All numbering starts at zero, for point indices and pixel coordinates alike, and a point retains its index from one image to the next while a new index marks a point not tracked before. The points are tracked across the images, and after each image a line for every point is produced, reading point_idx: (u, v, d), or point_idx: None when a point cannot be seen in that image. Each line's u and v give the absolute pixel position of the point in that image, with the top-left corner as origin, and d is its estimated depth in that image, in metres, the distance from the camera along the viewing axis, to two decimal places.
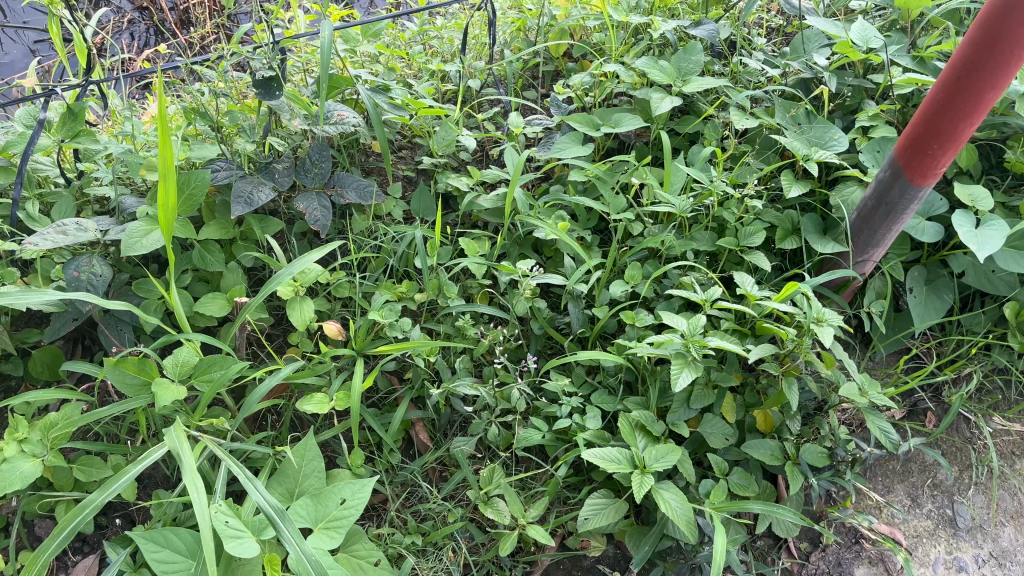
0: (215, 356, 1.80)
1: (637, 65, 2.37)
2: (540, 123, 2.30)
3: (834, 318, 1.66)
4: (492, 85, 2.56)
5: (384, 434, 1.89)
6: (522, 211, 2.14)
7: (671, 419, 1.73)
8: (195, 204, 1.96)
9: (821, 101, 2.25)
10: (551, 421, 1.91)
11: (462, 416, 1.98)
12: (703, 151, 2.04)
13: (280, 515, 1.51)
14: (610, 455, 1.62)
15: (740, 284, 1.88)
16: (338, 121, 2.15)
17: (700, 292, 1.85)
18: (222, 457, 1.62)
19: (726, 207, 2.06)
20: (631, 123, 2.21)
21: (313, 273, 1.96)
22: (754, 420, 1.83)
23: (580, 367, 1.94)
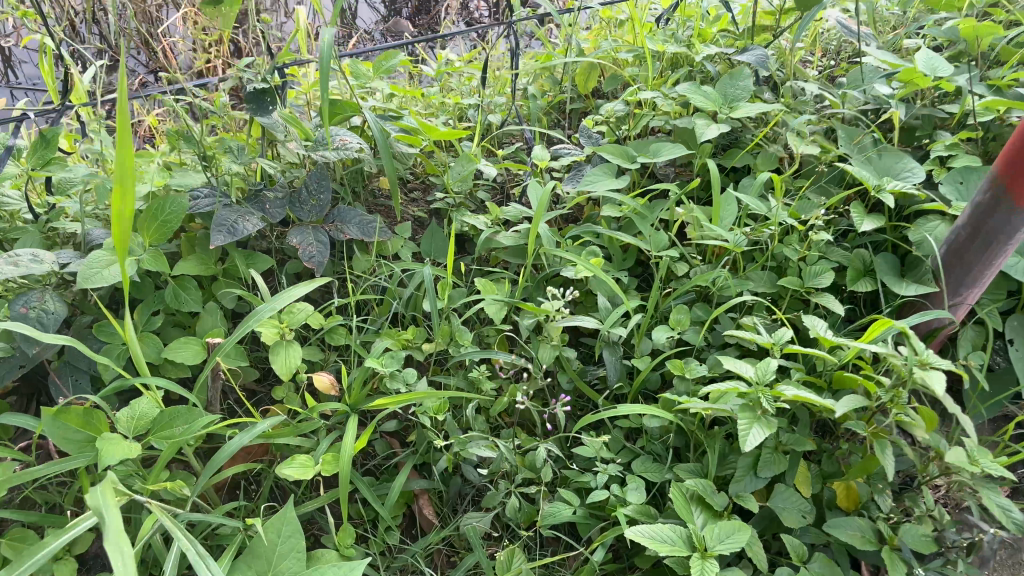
0: (179, 408, 1.50)
1: (677, 94, 2.12)
2: (568, 154, 2.04)
3: (940, 361, 1.32)
4: (514, 120, 2.31)
5: (380, 508, 1.56)
6: (548, 248, 1.85)
7: (735, 489, 1.39)
8: (169, 232, 1.69)
9: (890, 130, 1.98)
10: (583, 493, 1.57)
11: (475, 487, 1.66)
12: (760, 177, 1.75)
13: None
14: (661, 534, 1.28)
15: (812, 328, 1.56)
16: (341, 147, 1.88)
17: (765, 335, 1.54)
18: (172, 530, 1.30)
19: (786, 243, 1.77)
20: (672, 152, 1.94)
21: (303, 313, 1.67)
22: (834, 495, 1.49)
23: (618, 428, 1.61)
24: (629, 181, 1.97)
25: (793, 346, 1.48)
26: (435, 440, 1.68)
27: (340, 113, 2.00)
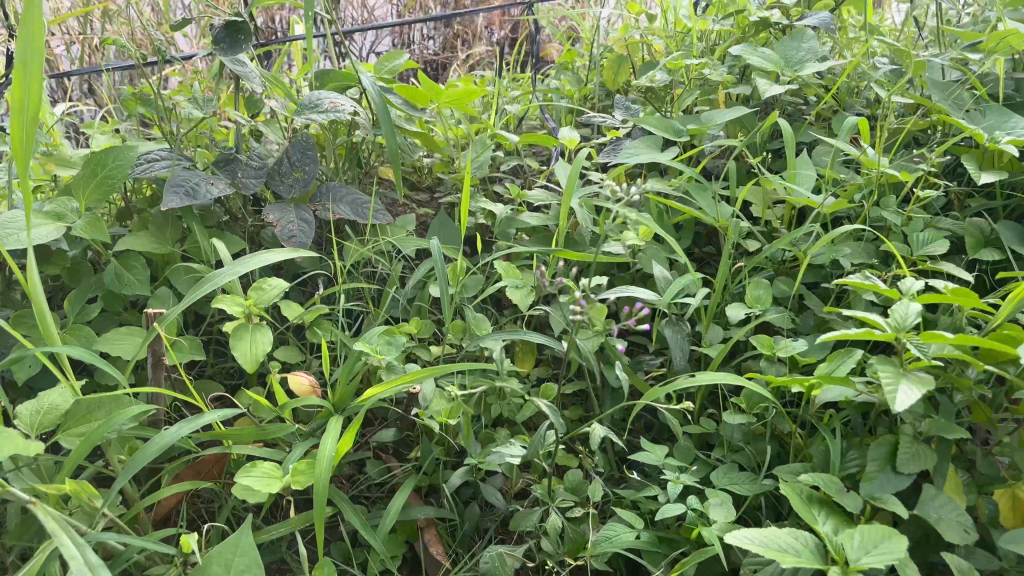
0: (101, 396, 1.12)
1: (727, 66, 1.81)
2: (602, 123, 1.72)
3: None
4: (535, 111, 2.00)
5: (372, 538, 1.15)
6: (585, 224, 1.49)
7: (872, 490, 0.98)
8: (111, 191, 1.35)
9: (988, 90, 1.65)
10: (647, 516, 1.16)
11: (499, 517, 1.25)
12: (848, 122, 1.43)
13: None
14: (778, 541, 0.86)
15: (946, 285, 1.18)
16: (330, 109, 1.55)
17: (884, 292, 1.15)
18: (53, 534, 0.87)
19: (885, 204, 1.41)
20: (731, 114, 1.61)
21: (277, 288, 1.30)
22: (999, 507, 1.07)
23: (690, 431, 1.21)
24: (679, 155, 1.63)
25: (931, 296, 1.07)
26: (445, 456, 1.28)
27: (333, 84, 1.70)
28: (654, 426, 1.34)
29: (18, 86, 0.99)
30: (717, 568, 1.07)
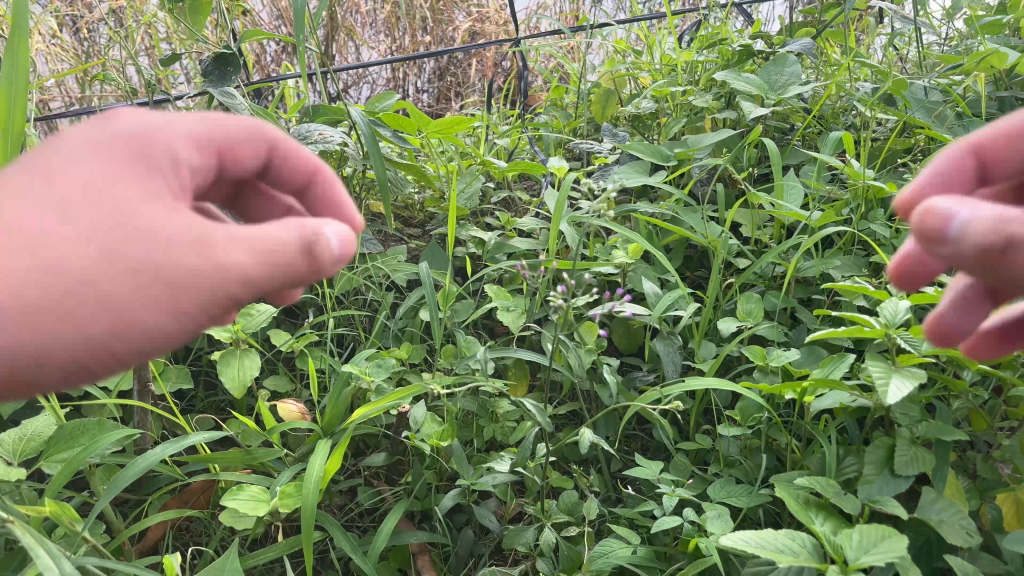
0: (85, 421, 1.08)
1: (713, 94, 1.84)
2: (591, 149, 1.73)
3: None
4: (525, 144, 2.02)
5: (361, 562, 1.11)
6: (574, 246, 1.49)
7: (870, 492, 0.96)
8: None
9: (971, 109, 1.66)
10: (644, 533, 1.13)
11: (492, 541, 1.22)
12: (832, 137, 1.49)
13: None
14: (774, 543, 0.84)
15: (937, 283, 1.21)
16: (319, 140, 1.57)
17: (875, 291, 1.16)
18: (30, 546, 0.84)
19: (873, 217, 1.41)
20: (716, 137, 1.62)
21: (265, 313, 1.29)
22: (1002, 512, 1.04)
23: (684, 446, 1.19)
24: (667, 179, 1.64)
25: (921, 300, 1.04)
26: (436, 480, 1.25)
27: (323, 119, 1.72)
28: (649, 446, 1.32)
29: (2, 106, 1.01)
30: None
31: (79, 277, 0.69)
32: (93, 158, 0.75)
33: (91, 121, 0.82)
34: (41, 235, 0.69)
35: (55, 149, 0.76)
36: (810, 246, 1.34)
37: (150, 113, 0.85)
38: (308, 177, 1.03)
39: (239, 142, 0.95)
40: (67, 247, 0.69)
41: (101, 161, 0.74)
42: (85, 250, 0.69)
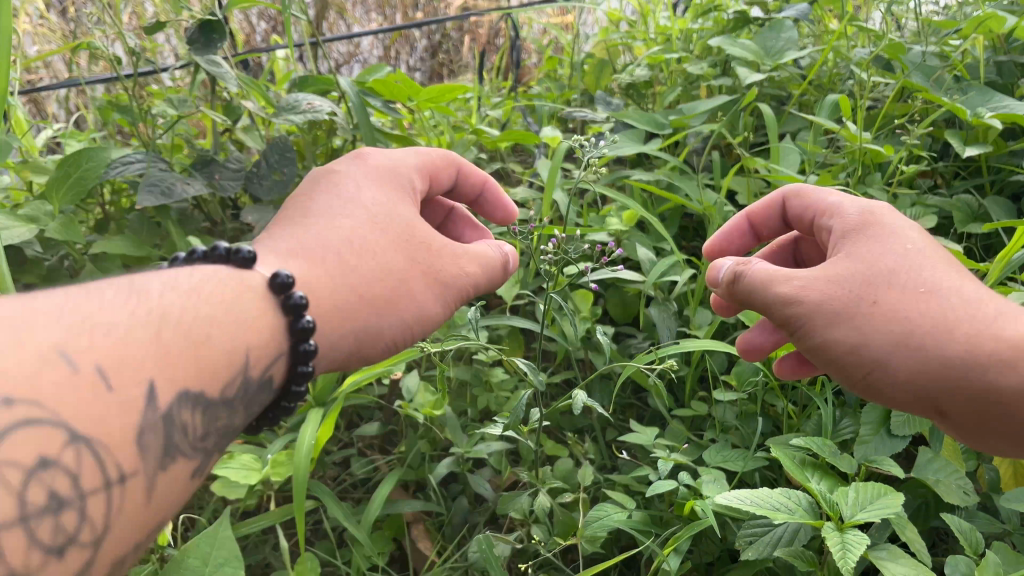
0: None
1: (708, 62, 1.81)
2: (585, 117, 1.71)
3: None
4: (519, 116, 1.99)
5: (353, 530, 1.10)
6: (568, 214, 1.48)
7: (867, 451, 0.95)
8: (85, 190, 1.33)
9: (971, 73, 1.63)
10: (640, 499, 1.12)
11: (488, 510, 1.21)
12: (828, 101, 1.50)
13: None
14: (769, 502, 0.84)
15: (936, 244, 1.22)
16: (308, 109, 1.54)
17: None
18: None
19: (869, 182, 1.40)
20: (712, 103, 1.60)
21: None
22: (1000, 473, 1.03)
23: (680, 411, 1.18)
24: (662, 147, 1.62)
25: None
26: (430, 449, 1.24)
27: (312, 89, 1.69)
28: (645, 414, 1.31)
29: None
30: (712, 549, 1.03)
31: (399, 292, 0.94)
32: (378, 204, 0.99)
33: (334, 175, 1.03)
34: (358, 262, 0.92)
35: (334, 201, 0.99)
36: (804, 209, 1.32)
37: (370, 161, 1.06)
38: (479, 187, 1.20)
39: (440, 171, 1.14)
40: (385, 268, 0.93)
41: (382, 203, 1.00)
42: (392, 259, 0.94)
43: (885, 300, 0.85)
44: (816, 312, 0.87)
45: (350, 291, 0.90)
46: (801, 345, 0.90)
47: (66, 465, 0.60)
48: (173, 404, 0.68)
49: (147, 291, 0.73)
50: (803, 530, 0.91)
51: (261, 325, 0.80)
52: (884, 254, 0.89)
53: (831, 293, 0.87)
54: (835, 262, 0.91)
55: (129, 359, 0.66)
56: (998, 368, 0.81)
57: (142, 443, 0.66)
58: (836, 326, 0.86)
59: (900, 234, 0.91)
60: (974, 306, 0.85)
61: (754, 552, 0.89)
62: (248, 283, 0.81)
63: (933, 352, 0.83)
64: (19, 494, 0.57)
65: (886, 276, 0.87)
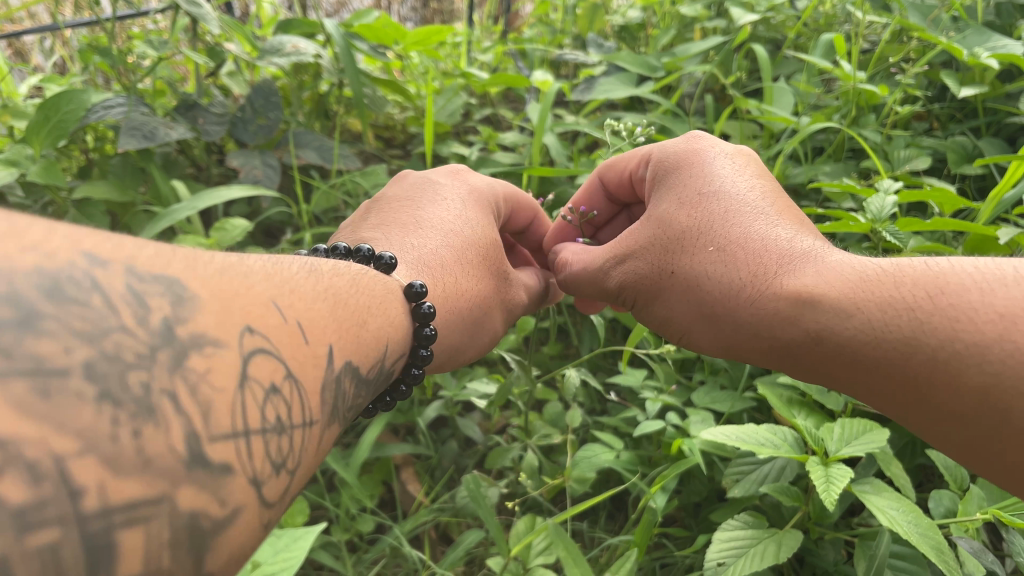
0: None
1: (702, 3, 1.77)
2: (575, 59, 1.68)
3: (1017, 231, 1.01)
4: (509, 61, 1.95)
5: (343, 471, 1.10)
6: (557, 159, 1.46)
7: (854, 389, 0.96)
8: (66, 133, 1.31)
9: (970, 12, 1.60)
10: (629, 440, 1.12)
11: (477, 453, 1.21)
12: (823, 40, 1.46)
13: None
14: (755, 437, 0.85)
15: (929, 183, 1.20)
16: (293, 52, 1.51)
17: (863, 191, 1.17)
18: None
19: (863, 122, 1.38)
20: (704, 44, 1.57)
21: (240, 226, 1.27)
22: None
23: (669, 354, 1.17)
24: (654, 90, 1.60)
25: (909, 220, 1.02)
26: (419, 394, 1.24)
27: (297, 32, 1.66)
28: (634, 358, 1.30)
29: None
30: (700, 489, 1.03)
31: (485, 308, 0.99)
32: (480, 227, 1.02)
33: (436, 192, 1.07)
34: (466, 279, 0.96)
35: (446, 213, 1.02)
36: (796, 150, 1.31)
37: (467, 179, 1.10)
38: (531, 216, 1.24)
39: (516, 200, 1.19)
40: (480, 292, 0.98)
41: (483, 222, 1.04)
42: (481, 286, 0.98)
43: (678, 270, 0.95)
44: (634, 291, 1.01)
45: (463, 310, 0.94)
46: (642, 320, 1.04)
47: (285, 394, 0.54)
48: (343, 372, 0.64)
49: (317, 270, 0.71)
50: (790, 468, 0.92)
51: (400, 322, 0.80)
52: (678, 217, 0.97)
53: (636, 273, 1.00)
54: (648, 233, 1.00)
55: (318, 326, 0.63)
56: (783, 321, 0.85)
57: (326, 402, 0.60)
58: (652, 303, 1.00)
59: (701, 187, 0.97)
60: (763, 254, 0.89)
61: (739, 490, 0.90)
62: (388, 284, 0.83)
63: (720, 314, 0.91)
64: (261, 407, 0.51)
65: (678, 244, 0.96)
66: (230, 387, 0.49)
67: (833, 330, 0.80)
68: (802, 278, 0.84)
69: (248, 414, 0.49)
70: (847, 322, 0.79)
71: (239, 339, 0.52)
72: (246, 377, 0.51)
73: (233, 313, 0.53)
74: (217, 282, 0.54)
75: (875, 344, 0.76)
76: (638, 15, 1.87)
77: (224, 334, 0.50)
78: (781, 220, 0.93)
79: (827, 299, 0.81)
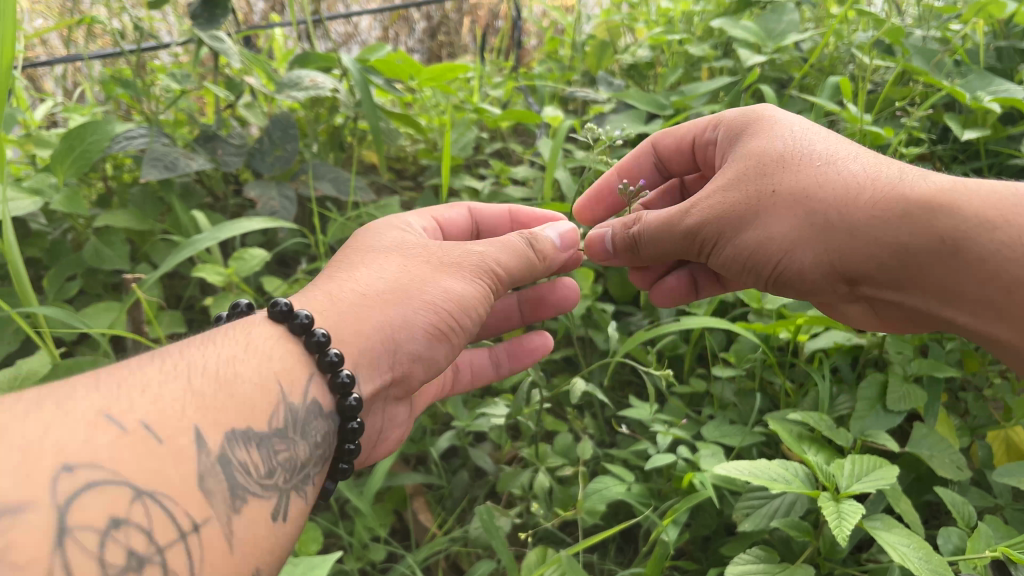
0: (81, 359, 1.06)
1: (710, 43, 1.81)
2: (585, 97, 1.71)
3: None
4: (520, 96, 1.99)
5: (358, 500, 1.11)
6: (568, 193, 1.49)
7: (864, 425, 0.98)
8: (90, 162, 1.33)
9: (971, 57, 1.64)
10: (639, 473, 1.14)
11: (489, 483, 1.22)
12: (830, 82, 1.49)
13: None
14: (767, 472, 0.87)
15: None
16: (311, 86, 1.55)
17: None
18: None
19: None
20: (713, 84, 1.60)
21: (258, 255, 1.29)
22: (991, 451, 1.05)
23: (678, 388, 1.19)
24: (663, 128, 1.63)
25: None
26: (432, 423, 1.26)
27: (313, 67, 1.70)
28: (643, 391, 1.32)
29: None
30: (710, 521, 1.05)
31: (397, 306, 0.91)
32: (378, 241, 1.02)
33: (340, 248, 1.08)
34: (352, 296, 0.91)
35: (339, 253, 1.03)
36: None
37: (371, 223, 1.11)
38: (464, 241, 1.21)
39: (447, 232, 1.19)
40: (395, 273, 0.94)
41: (384, 236, 1.03)
42: (388, 269, 0.95)
43: (781, 191, 0.94)
44: (717, 224, 0.97)
45: (372, 326, 0.90)
46: (715, 257, 1.00)
47: (136, 518, 0.61)
48: (222, 445, 0.71)
49: (165, 353, 0.77)
50: (800, 503, 0.93)
51: (278, 351, 0.83)
52: (769, 148, 0.98)
53: (723, 202, 0.97)
54: (738, 155, 1.01)
55: (169, 416, 0.69)
56: (907, 224, 0.85)
57: (205, 486, 0.68)
58: (743, 231, 0.96)
59: (785, 127, 1.00)
60: (878, 174, 0.91)
61: (750, 524, 0.92)
62: (260, 324, 0.86)
63: (834, 221, 0.90)
64: (96, 552, 0.58)
65: (778, 166, 0.95)
66: (44, 550, 0.56)
67: (973, 239, 0.81)
68: (927, 188, 0.85)
69: (76, 568, 0.57)
70: (992, 234, 0.80)
71: (51, 491, 0.59)
72: (66, 529, 0.58)
73: (41, 464, 0.61)
74: (21, 438, 0.62)
75: (1018, 257, 0.79)
76: (646, 54, 1.91)
77: (29, 493, 0.58)
78: (857, 149, 0.98)
79: (967, 205, 0.82)
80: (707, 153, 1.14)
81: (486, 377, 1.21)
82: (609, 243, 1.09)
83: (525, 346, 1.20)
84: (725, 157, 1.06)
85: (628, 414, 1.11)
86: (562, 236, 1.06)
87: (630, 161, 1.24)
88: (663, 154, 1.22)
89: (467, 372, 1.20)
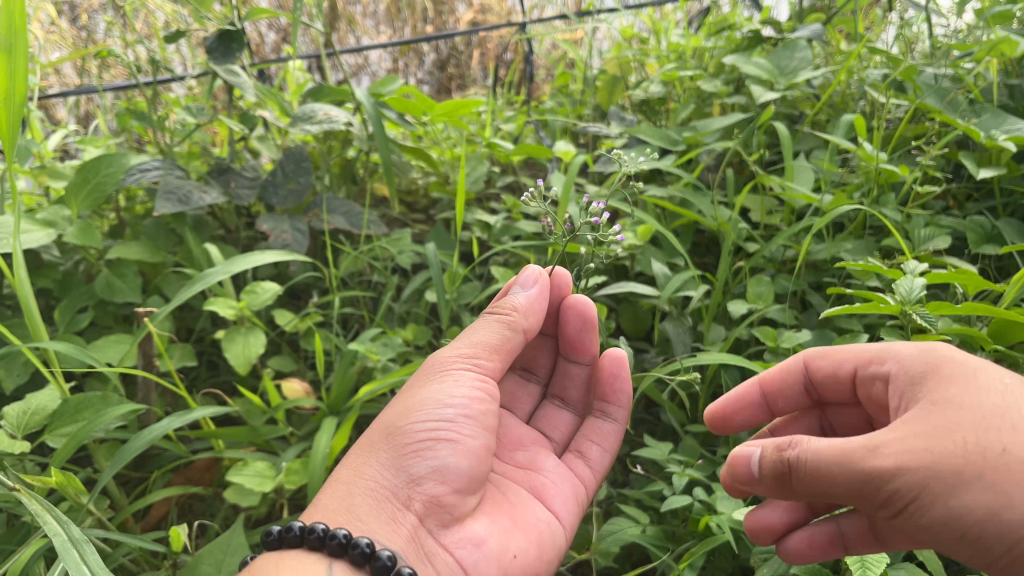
0: (90, 395, 1.05)
1: (722, 80, 1.82)
2: (597, 131, 1.71)
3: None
4: (531, 131, 1.99)
5: None
6: (582, 229, 1.48)
7: None
8: (103, 195, 1.33)
9: (984, 95, 1.63)
10: (653, 514, 1.12)
11: None
12: (844, 120, 1.49)
13: (80, 544, 0.78)
14: None
15: (951, 263, 1.22)
16: (324, 120, 1.55)
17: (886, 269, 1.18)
18: (36, 513, 0.78)
19: (883, 203, 1.40)
20: (726, 120, 1.60)
21: (270, 289, 1.28)
22: None
23: (693, 427, 1.17)
24: (675, 164, 1.62)
25: (941, 305, 1.00)
26: None
27: (326, 100, 1.70)
28: (657, 429, 1.31)
29: (3, 71, 0.96)
30: (725, 564, 1.03)
31: (368, 462, 0.86)
32: None
33: None
34: (338, 482, 0.87)
35: None
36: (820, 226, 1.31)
37: None
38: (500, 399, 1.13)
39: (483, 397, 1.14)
40: (369, 439, 0.89)
41: None
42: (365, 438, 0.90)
43: (1016, 455, 0.68)
44: (922, 481, 0.69)
45: (361, 491, 0.84)
46: (914, 522, 0.71)
47: None
48: None
49: None
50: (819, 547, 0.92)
51: (294, 569, 0.78)
52: (985, 400, 0.72)
53: (932, 451, 0.69)
54: (936, 394, 0.75)
55: None
56: None
57: None
58: (961, 495, 0.68)
59: (992, 372, 0.75)
60: None
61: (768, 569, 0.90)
62: (270, 558, 0.81)
63: None
64: None
65: (1007, 424, 0.70)
66: None
67: None
68: None
69: None
70: None
71: None
72: None
73: None
74: None
75: None
76: (659, 90, 1.88)
77: None
78: None
79: None
80: (871, 388, 0.90)
81: (613, 436, 1.09)
82: (756, 466, 0.82)
83: (607, 379, 1.09)
84: (905, 405, 0.80)
85: (641, 454, 1.09)
86: (527, 289, 0.97)
87: (776, 376, 0.99)
88: (817, 377, 0.97)
89: (593, 451, 1.09)
